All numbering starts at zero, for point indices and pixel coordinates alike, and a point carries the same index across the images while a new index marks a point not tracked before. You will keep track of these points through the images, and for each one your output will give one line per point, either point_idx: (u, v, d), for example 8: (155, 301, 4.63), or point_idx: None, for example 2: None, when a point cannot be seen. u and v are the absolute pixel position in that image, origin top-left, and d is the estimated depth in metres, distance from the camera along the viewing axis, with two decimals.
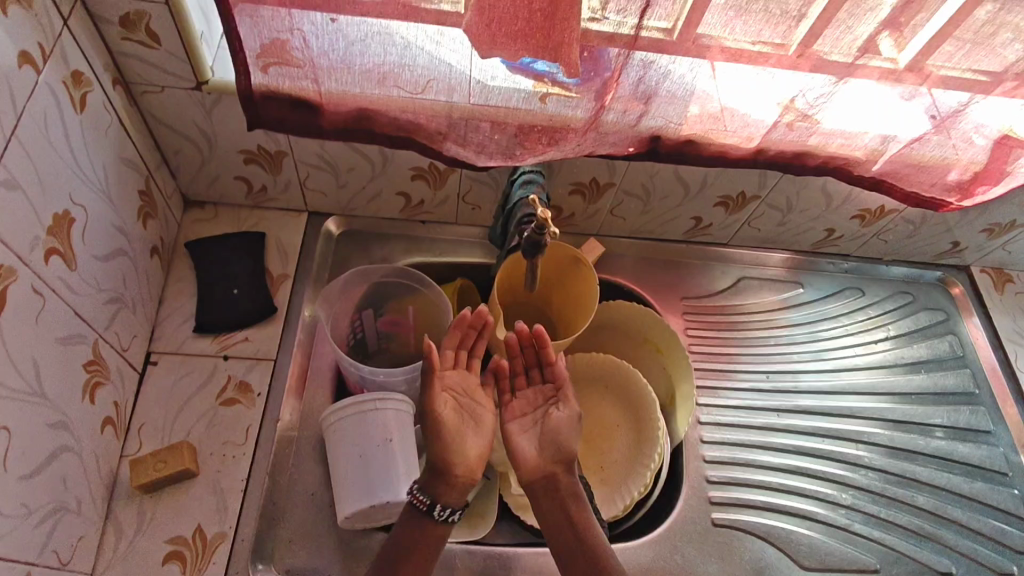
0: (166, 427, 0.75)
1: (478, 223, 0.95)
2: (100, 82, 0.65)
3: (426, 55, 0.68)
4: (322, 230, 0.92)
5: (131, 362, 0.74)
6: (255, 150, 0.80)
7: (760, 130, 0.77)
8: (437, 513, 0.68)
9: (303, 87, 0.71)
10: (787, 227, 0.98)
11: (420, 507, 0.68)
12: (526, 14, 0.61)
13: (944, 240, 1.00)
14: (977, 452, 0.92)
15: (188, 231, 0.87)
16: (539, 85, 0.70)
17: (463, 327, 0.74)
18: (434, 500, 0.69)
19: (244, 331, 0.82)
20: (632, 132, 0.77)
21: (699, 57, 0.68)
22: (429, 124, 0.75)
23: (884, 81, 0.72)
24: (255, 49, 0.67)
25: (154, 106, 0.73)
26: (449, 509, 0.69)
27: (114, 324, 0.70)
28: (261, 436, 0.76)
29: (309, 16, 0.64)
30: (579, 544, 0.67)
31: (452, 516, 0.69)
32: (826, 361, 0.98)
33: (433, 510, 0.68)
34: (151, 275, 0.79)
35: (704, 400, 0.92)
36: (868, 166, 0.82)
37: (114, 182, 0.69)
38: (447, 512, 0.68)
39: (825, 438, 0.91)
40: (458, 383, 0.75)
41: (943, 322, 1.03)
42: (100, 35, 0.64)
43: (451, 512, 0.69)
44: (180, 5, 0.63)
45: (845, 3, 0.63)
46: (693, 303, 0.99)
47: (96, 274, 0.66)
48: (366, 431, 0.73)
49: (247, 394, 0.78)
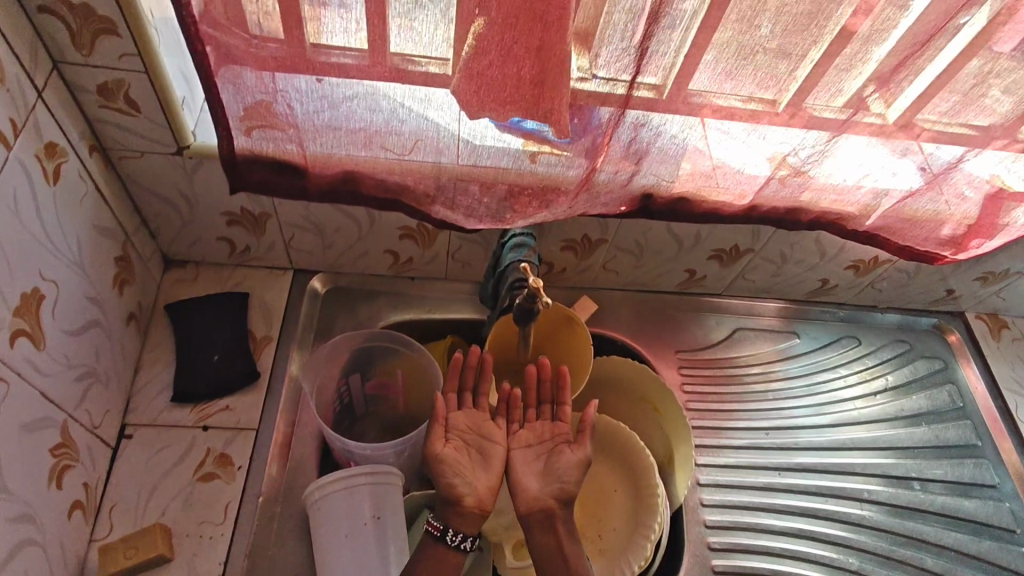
0: (139, 507, 0.71)
1: (468, 278, 0.93)
2: (76, 151, 0.64)
3: (414, 117, 0.66)
4: (308, 289, 0.89)
5: (104, 438, 0.71)
6: (238, 213, 0.78)
7: (753, 187, 0.76)
8: (450, 539, 0.67)
9: (287, 150, 0.69)
10: (781, 278, 0.97)
11: (433, 534, 0.68)
12: (515, 83, 0.61)
13: (938, 288, 0.99)
14: (983, 508, 0.90)
15: (167, 294, 0.84)
16: (528, 144, 0.69)
17: (460, 369, 0.74)
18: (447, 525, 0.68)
19: (225, 399, 0.78)
20: (624, 192, 0.76)
21: (691, 116, 0.68)
22: (417, 187, 0.73)
23: (875, 138, 0.71)
24: (238, 115, 0.65)
25: (132, 171, 0.71)
26: (462, 535, 0.68)
27: (85, 402, 0.67)
28: (241, 515, 0.72)
29: (293, 81, 0.63)
30: None
31: (466, 543, 0.68)
32: (824, 415, 0.96)
33: (447, 536, 0.67)
34: (127, 343, 0.76)
35: (703, 460, 0.89)
36: (862, 221, 0.81)
37: (89, 252, 0.66)
38: (461, 538, 0.67)
39: (828, 498, 0.88)
40: (467, 420, 0.74)
41: (940, 371, 1.01)
42: (77, 103, 0.63)
43: (466, 539, 0.68)
44: (160, 72, 0.61)
45: (834, 63, 0.63)
46: (688, 357, 0.96)
47: (68, 350, 0.63)
48: (352, 508, 0.70)
49: (226, 467, 0.74)
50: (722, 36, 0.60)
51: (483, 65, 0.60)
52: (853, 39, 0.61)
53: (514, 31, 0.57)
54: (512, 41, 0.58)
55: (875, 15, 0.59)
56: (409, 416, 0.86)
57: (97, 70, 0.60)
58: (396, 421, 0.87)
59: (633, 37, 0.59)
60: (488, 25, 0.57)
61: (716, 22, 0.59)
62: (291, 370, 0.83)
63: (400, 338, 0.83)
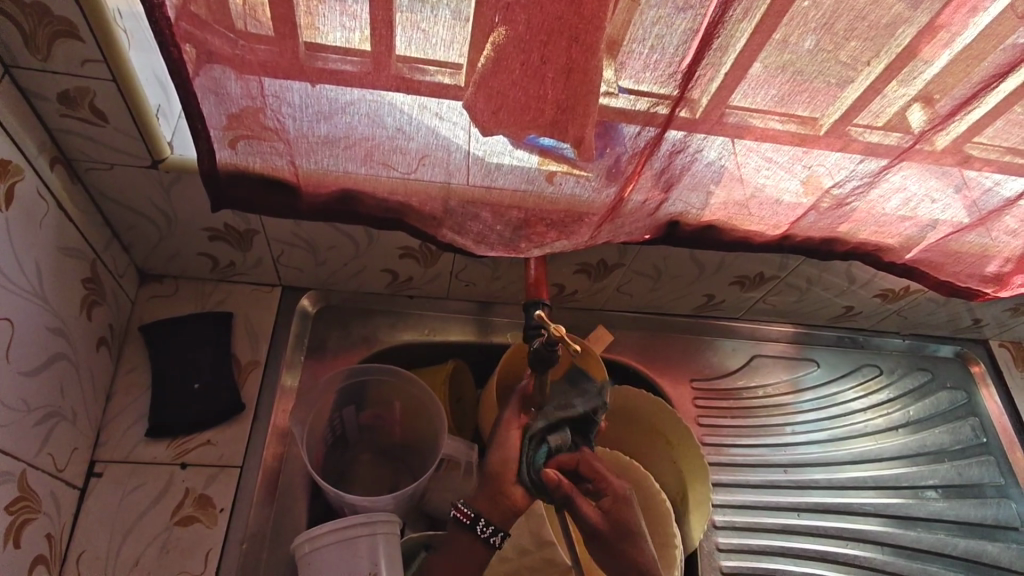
0: (111, 555, 0.64)
1: (470, 297, 0.87)
2: (33, 165, 0.56)
3: (424, 132, 0.58)
4: (297, 308, 0.82)
5: (69, 481, 0.64)
6: (221, 229, 0.71)
7: (790, 218, 0.70)
8: (479, 528, 0.66)
9: (277, 166, 0.62)
10: (803, 303, 0.91)
11: (464, 520, 0.67)
12: (538, 104, 0.54)
13: (964, 317, 0.95)
14: (1006, 552, 0.87)
15: (143, 313, 0.76)
16: (546, 162, 0.61)
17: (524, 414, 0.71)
18: (479, 513, 0.67)
19: (206, 432, 0.72)
20: (649, 221, 0.70)
21: (733, 137, 0.60)
22: (422, 208, 0.66)
23: (927, 166, 0.65)
24: (220, 125, 0.57)
25: (102, 185, 0.63)
26: (493, 528, 0.67)
27: (48, 444, 0.60)
28: (223, 564, 0.66)
29: (285, 92, 0.55)
30: (624, 530, 0.61)
31: (496, 538, 0.66)
32: (842, 451, 0.93)
33: (477, 526, 0.66)
34: (97, 371, 0.69)
35: (718, 500, 0.85)
36: (901, 254, 0.76)
37: (51, 279, 0.60)
38: (491, 532, 0.66)
39: (849, 541, 0.85)
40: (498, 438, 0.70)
41: (964, 404, 0.98)
42: (33, 110, 0.55)
43: (496, 533, 0.67)
44: (130, 80, 0.53)
45: (890, 84, 0.56)
46: (701, 387, 0.92)
47: (25, 392, 0.57)
48: (348, 560, 0.64)
49: (208, 510, 0.68)
50: (770, 55, 0.53)
51: (504, 83, 0.52)
52: (918, 65, 0.54)
53: (544, 48, 0.50)
54: (539, 59, 0.51)
55: (942, 40, 0.53)
56: (406, 446, 0.80)
57: (58, 78, 0.52)
58: (392, 452, 0.81)
59: (680, 59, 0.52)
60: (513, 38, 0.50)
61: (765, 40, 0.51)
62: (279, 396, 0.77)
63: (391, 368, 0.76)
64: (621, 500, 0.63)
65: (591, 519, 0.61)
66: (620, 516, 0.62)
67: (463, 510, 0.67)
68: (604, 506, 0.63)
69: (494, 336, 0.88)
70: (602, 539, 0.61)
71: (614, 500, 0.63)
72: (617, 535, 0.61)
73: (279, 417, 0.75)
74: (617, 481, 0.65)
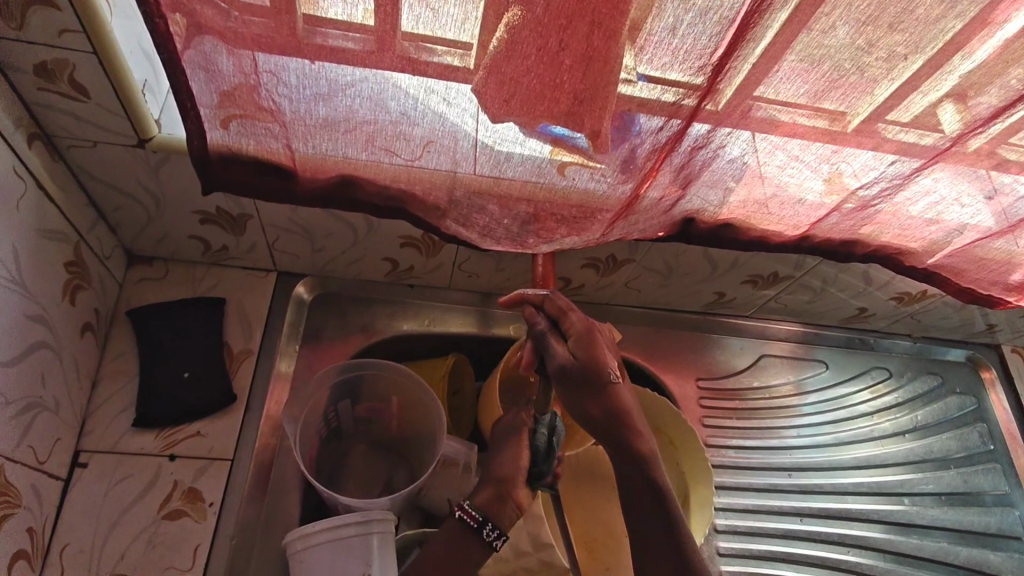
0: (95, 549, 0.61)
1: (472, 287, 0.84)
2: (9, 142, 0.53)
3: (430, 119, 0.54)
4: (292, 295, 0.80)
5: (52, 472, 0.61)
6: (214, 212, 0.67)
7: (810, 219, 0.67)
8: (487, 532, 0.60)
9: (272, 149, 0.58)
10: (816, 303, 0.89)
11: (470, 523, 0.60)
12: (553, 93, 0.50)
13: (978, 322, 0.92)
14: (1009, 562, 0.86)
15: (131, 296, 0.73)
16: (557, 152, 0.57)
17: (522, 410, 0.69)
18: (487, 516, 0.60)
19: (195, 423, 0.69)
20: (663, 218, 0.67)
21: (758, 133, 0.57)
22: (426, 197, 0.63)
23: (960, 170, 0.62)
24: (211, 104, 0.53)
25: (86, 163, 0.60)
26: (499, 531, 0.60)
27: (28, 436, 0.58)
28: (212, 559, 0.63)
29: (282, 71, 0.51)
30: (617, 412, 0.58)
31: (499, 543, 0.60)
32: (847, 456, 0.91)
33: (483, 530, 0.60)
34: (81, 358, 0.66)
35: (721, 503, 0.83)
36: (923, 258, 0.73)
37: (28, 262, 0.56)
38: (497, 536, 0.60)
39: (850, 548, 0.84)
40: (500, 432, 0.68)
41: (973, 410, 0.96)
42: (10, 84, 0.51)
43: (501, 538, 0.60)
44: (113, 53, 0.49)
45: (930, 79, 0.51)
46: (707, 386, 0.90)
47: (2, 383, 0.54)
48: (341, 563, 0.62)
49: (196, 504, 0.65)
50: (804, 47, 0.49)
51: (517, 69, 0.49)
52: (963, 63, 0.50)
53: (563, 33, 0.46)
54: (557, 45, 0.47)
55: (992, 36, 0.49)
56: (402, 440, 0.78)
57: (34, 48, 0.48)
58: (389, 445, 0.79)
59: (713, 51, 0.48)
60: (530, 21, 0.46)
61: (803, 29, 0.47)
62: (272, 386, 0.74)
63: (386, 363, 0.73)
64: (588, 338, 0.59)
65: (562, 356, 0.60)
66: (586, 362, 0.58)
67: (470, 512, 0.60)
68: (574, 347, 0.60)
69: (494, 329, 0.86)
70: (567, 378, 0.59)
71: (581, 339, 0.59)
72: (588, 376, 0.58)
73: (272, 408, 0.73)
74: (601, 330, 0.62)
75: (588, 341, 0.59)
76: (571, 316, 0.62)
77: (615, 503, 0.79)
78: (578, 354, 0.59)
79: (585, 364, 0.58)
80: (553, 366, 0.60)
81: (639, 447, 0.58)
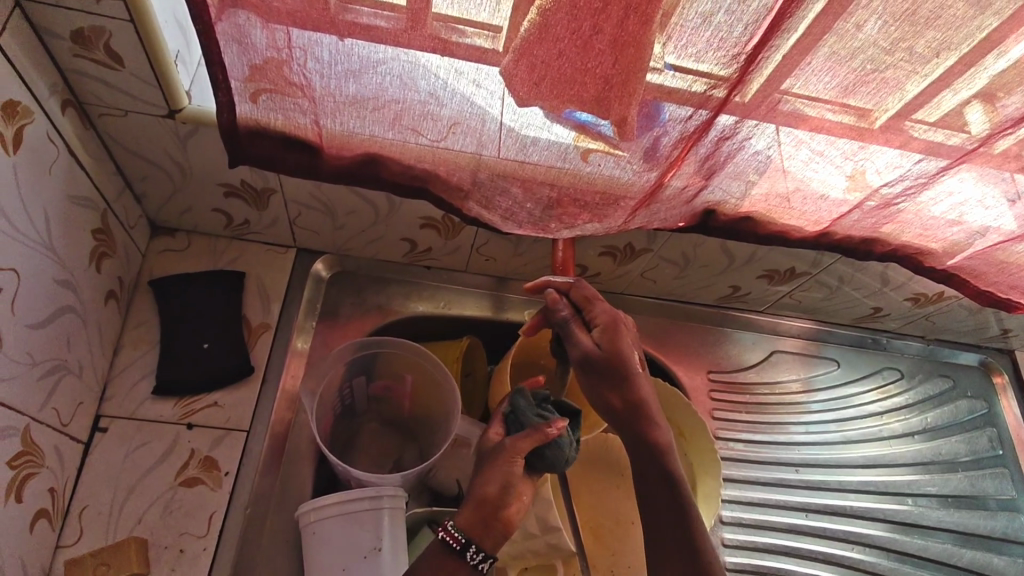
0: (113, 512, 0.63)
1: (489, 271, 0.85)
2: (43, 108, 0.53)
3: (457, 100, 0.55)
4: (311, 271, 0.81)
5: (74, 435, 0.62)
6: (238, 185, 0.68)
7: (831, 215, 0.67)
8: (470, 555, 0.55)
9: (299, 124, 0.58)
10: (831, 301, 0.89)
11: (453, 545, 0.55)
12: (583, 78, 0.50)
13: (992, 326, 0.92)
14: (1013, 566, 0.86)
15: (154, 267, 0.74)
16: (581, 138, 0.57)
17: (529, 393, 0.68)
18: (471, 538, 0.55)
19: (213, 394, 0.70)
20: (684, 209, 0.67)
21: (784, 126, 0.56)
22: (449, 177, 0.63)
23: (985, 173, 0.61)
24: (241, 77, 0.53)
25: (116, 132, 0.60)
26: (484, 553, 0.55)
27: (52, 398, 0.59)
28: (226, 526, 0.65)
29: (314, 46, 0.51)
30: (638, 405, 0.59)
31: (485, 565, 0.55)
32: (857, 455, 0.91)
33: (467, 553, 0.55)
34: (104, 325, 0.67)
35: (727, 495, 0.84)
36: (942, 259, 0.73)
37: (58, 227, 0.57)
38: (481, 559, 0.55)
39: (854, 545, 0.84)
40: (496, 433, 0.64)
41: (982, 414, 0.96)
42: (47, 50, 0.52)
43: (485, 560, 0.55)
44: (149, 22, 0.49)
45: (962, 77, 0.51)
46: (718, 379, 0.90)
47: (30, 346, 0.55)
48: (352, 534, 0.63)
49: (213, 472, 0.66)
50: (837, 41, 0.49)
51: (549, 53, 0.49)
52: (996, 62, 0.50)
53: (596, 17, 0.46)
54: (590, 29, 0.47)
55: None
56: (414, 419, 0.79)
57: (71, 15, 0.49)
58: (401, 423, 0.80)
59: (746, 41, 0.48)
60: (564, 4, 0.46)
61: (835, 22, 0.47)
62: (288, 360, 0.75)
63: (400, 342, 0.74)
64: (613, 329, 0.60)
65: (586, 345, 0.60)
66: (610, 353, 0.59)
67: (453, 534, 0.55)
68: (598, 337, 0.61)
69: (508, 314, 0.87)
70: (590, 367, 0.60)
71: (605, 329, 0.60)
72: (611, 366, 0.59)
73: (288, 381, 0.74)
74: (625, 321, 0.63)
75: (612, 332, 0.60)
76: (595, 306, 0.62)
77: (624, 490, 0.79)
78: (602, 343, 0.60)
79: (609, 355, 0.59)
80: (576, 354, 0.61)
81: (657, 439, 0.59)
